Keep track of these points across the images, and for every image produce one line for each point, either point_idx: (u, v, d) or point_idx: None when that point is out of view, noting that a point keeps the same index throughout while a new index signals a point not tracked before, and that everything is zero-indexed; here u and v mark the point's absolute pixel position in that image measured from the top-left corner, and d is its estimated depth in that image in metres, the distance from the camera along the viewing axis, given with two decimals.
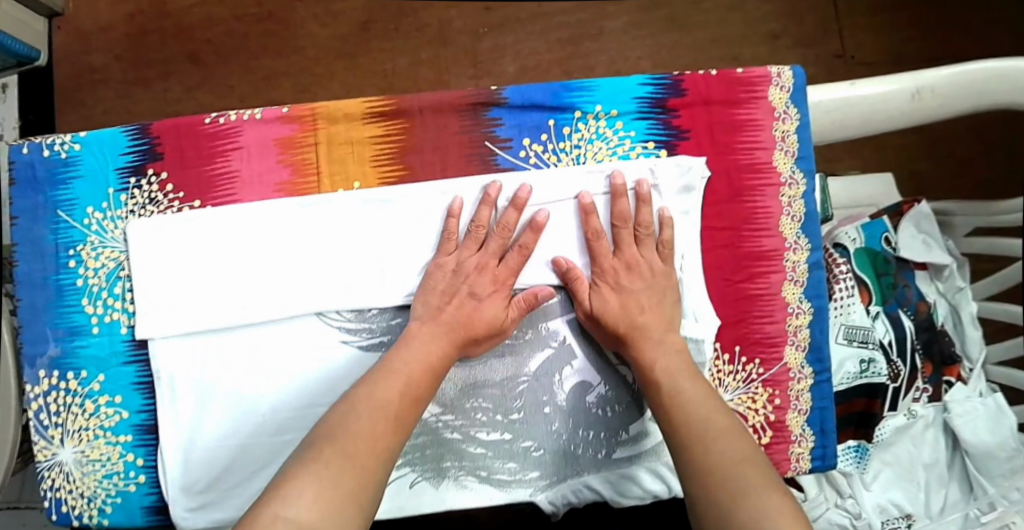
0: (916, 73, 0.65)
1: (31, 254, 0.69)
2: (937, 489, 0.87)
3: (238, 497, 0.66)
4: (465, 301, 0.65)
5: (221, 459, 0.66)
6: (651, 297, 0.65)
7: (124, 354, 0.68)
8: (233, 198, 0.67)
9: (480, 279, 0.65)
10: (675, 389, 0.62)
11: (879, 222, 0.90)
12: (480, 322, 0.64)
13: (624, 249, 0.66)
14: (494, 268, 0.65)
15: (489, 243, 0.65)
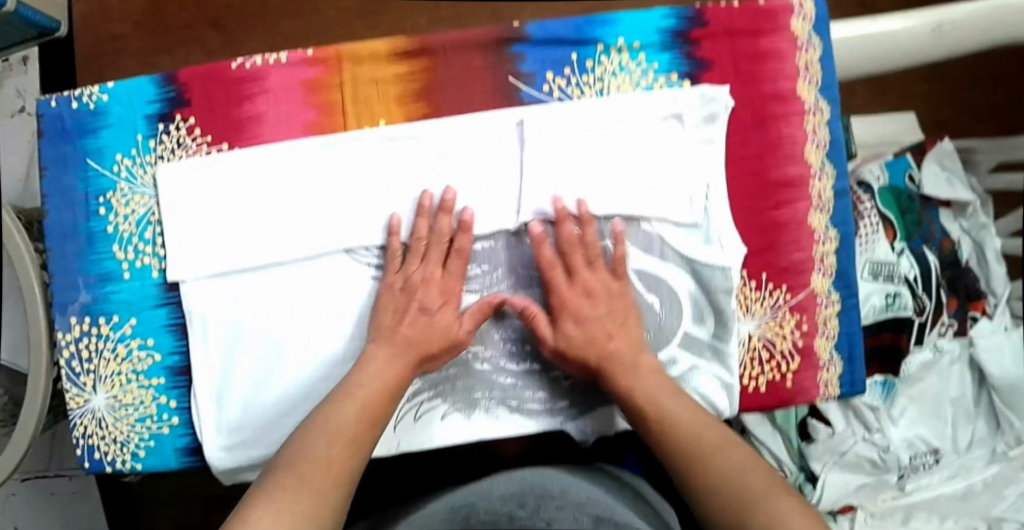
0: (935, 9, 0.66)
1: (61, 203, 0.70)
2: (965, 423, 0.89)
3: (275, 433, 0.68)
4: (418, 316, 0.66)
5: (258, 396, 0.68)
6: (620, 315, 0.66)
7: (154, 298, 0.69)
8: (260, 139, 0.67)
9: (429, 292, 0.66)
10: (651, 396, 0.64)
11: (902, 159, 0.90)
12: (434, 337, 0.65)
13: (595, 257, 0.66)
14: (442, 280, 0.66)
15: (432, 255, 0.66)
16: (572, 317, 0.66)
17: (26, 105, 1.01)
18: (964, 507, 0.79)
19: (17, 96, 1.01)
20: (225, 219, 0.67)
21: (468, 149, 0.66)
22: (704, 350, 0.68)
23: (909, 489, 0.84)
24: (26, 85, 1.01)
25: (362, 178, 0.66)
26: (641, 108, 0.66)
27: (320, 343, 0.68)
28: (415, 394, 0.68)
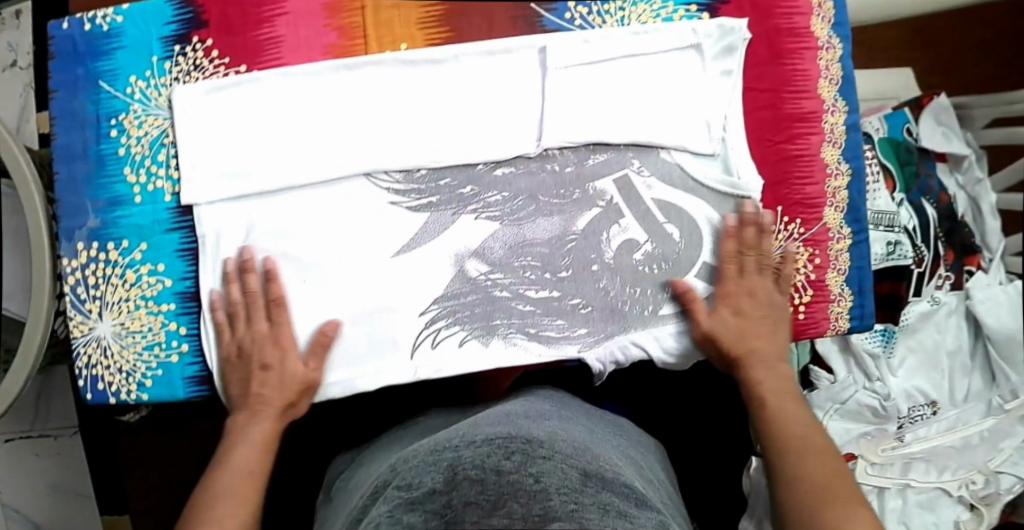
0: None
1: (72, 127, 0.68)
2: (961, 376, 0.92)
3: None
4: (262, 374, 0.65)
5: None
6: (766, 325, 0.67)
7: (167, 221, 0.67)
8: (279, 61, 0.67)
9: (264, 348, 0.65)
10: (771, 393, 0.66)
11: (901, 113, 0.92)
12: (288, 385, 0.64)
13: (748, 275, 0.67)
14: (271, 332, 0.65)
15: (255, 312, 0.65)
16: (729, 309, 0.67)
17: (20, 58, 0.95)
18: (958, 459, 0.84)
19: (11, 50, 0.95)
20: (242, 143, 0.66)
21: (490, 73, 0.66)
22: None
23: (907, 439, 0.87)
24: (20, 39, 0.95)
25: (384, 101, 0.66)
26: (660, 39, 0.67)
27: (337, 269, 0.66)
28: (431, 322, 0.67)
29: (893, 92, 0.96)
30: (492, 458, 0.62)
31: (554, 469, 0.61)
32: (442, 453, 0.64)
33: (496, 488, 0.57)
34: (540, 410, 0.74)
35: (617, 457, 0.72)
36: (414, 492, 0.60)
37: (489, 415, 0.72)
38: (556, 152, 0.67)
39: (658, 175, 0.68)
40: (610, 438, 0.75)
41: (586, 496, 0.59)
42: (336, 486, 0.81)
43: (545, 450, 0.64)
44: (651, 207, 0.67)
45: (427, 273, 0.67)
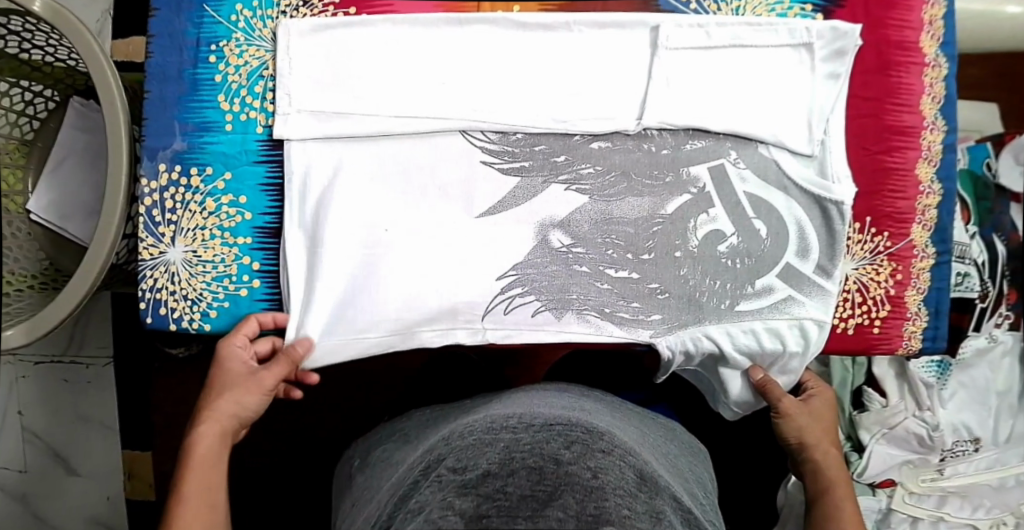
0: None
1: (169, 46, 0.67)
2: (1006, 418, 0.90)
3: (355, 311, 0.65)
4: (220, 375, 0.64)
5: (345, 269, 0.65)
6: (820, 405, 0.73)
7: (255, 153, 0.67)
8: (390, 7, 0.67)
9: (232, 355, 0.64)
10: (828, 483, 0.68)
11: (983, 147, 0.91)
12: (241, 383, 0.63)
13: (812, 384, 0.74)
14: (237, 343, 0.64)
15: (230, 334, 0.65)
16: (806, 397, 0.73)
17: None
18: (993, 497, 0.83)
19: None
20: (340, 85, 0.65)
21: (599, 45, 0.66)
22: (804, 284, 0.67)
23: (947, 472, 0.85)
24: None
25: (490, 59, 0.65)
26: (773, 33, 0.66)
27: (419, 223, 0.65)
28: (505, 288, 0.66)
29: (977, 125, 0.96)
30: (550, 446, 0.57)
31: (613, 466, 0.56)
32: (496, 434, 0.58)
33: (551, 479, 0.54)
34: (596, 407, 0.69)
35: (667, 464, 0.67)
36: (467, 475, 0.55)
37: (542, 400, 0.67)
38: (654, 132, 0.66)
39: (750, 170, 0.67)
40: (663, 447, 0.70)
41: (641, 503, 0.54)
42: (376, 453, 0.75)
43: (604, 443, 0.59)
44: (741, 201, 0.67)
45: (510, 239, 0.66)
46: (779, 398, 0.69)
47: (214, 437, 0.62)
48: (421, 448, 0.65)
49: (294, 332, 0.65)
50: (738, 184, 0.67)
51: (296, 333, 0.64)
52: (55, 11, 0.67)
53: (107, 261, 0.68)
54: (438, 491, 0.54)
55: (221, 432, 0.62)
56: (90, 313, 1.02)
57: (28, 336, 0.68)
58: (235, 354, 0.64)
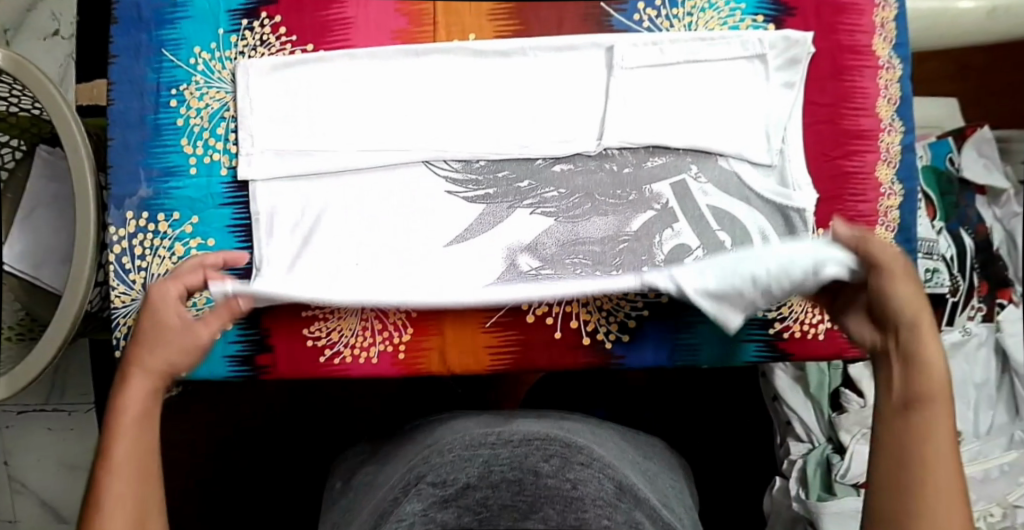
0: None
1: (129, 93, 0.67)
2: (985, 409, 0.90)
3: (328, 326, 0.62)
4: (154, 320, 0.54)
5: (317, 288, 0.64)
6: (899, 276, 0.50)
7: (221, 196, 0.67)
8: (346, 42, 0.66)
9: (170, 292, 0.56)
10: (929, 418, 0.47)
11: (945, 143, 0.93)
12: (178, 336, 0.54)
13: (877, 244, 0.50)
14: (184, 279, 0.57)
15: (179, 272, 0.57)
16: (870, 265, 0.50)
17: (61, 29, 1.04)
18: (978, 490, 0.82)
19: (53, 20, 1.04)
20: (300, 122, 0.66)
21: (556, 67, 0.66)
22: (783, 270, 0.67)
23: None
24: (62, 9, 1.04)
25: (447, 88, 0.66)
26: (726, 46, 0.67)
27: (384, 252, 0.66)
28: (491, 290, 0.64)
29: (937, 122, 0.98)
30: (529, 460, 0.57)
31: (592, 478, 0.56)
32: (475, 450, 0.59)
33: (530, 491, 0.53)
34: (573, 423, 0.70)
35: (642, 476, 0.67)
36: (447, 490, 0.55)
37: (519, 421, 0.67)
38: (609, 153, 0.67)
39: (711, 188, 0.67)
40: (639, 460, 0.70)
41: (620, 513, 0.54)
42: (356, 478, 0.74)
43: (583, 456, 0.59)
44: (703, 214, 0.67)
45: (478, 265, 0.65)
46: (889, 259, 0.50)
47: (145, 394, 0.52)
48: (403, 469, 0.65)
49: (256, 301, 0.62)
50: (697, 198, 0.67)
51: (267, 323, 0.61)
52: (15, 62, 0.68)
53: (81, 309, 0.69)
54: (421, 504, 0.54)
55: (151, 446, 0.51)
56: (69, 359, 1.03)
57: (9, 389, 0.70)
58: (169, 331, 0.54)
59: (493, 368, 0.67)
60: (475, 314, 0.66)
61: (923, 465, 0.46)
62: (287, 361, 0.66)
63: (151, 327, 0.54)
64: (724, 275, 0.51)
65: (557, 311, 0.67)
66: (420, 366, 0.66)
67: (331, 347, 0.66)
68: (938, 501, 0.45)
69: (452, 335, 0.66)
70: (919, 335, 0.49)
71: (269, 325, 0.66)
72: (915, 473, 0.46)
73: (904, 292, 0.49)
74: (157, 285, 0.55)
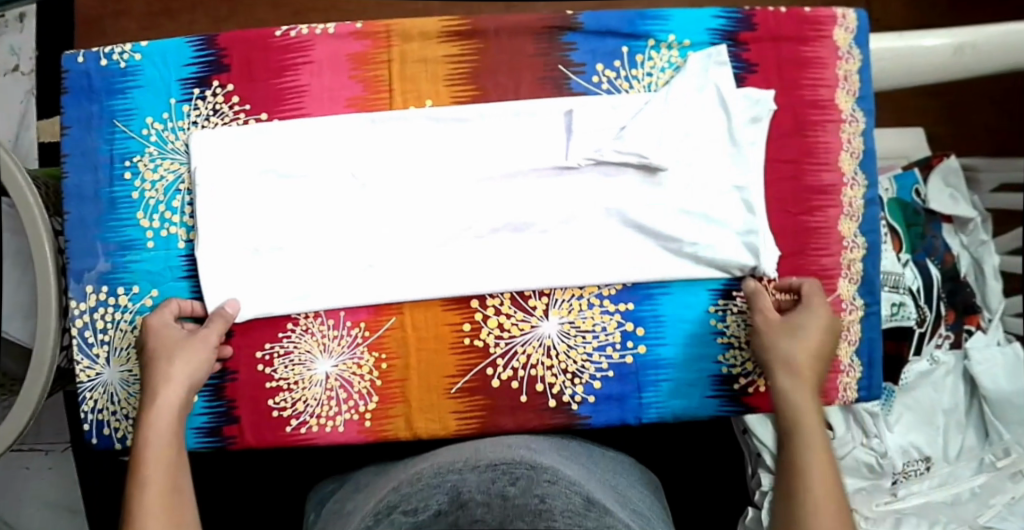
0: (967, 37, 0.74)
1: (84, 165, 0.66)
2: (955, 432, 0.91)
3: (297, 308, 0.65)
4: (155, 340, 0.63)
5: (274, 284, 0.65)
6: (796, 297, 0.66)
7: (180, 269, 0.66)
8: (301, 111, 0.66)
9: (162, 317, 0.64)
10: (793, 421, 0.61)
11: (911, 174, 0.95)
12: (174, 346, 0.62)
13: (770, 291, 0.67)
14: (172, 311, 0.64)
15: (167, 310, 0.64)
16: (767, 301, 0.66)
17: (21, 64, 1.00)
18: (949, 513, 0.83)
19: (11, 54, 1.00)
20: (258, 190, 0.65)
21: (516, 134, 0.66)
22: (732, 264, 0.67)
23: (901, 493, 0.86)
24: (22, 43, 1.01)
25: (405, 158, 0.66)
26: (687, 107, 0.66)
27: (350, 322, 0.66)
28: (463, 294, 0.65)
29: (905, 151, 0.99)
30: (495, 485, 0.56)
31: (559, 493, 0.55)
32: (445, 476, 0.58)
33: (500, 511, 0.52)
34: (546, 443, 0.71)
35: (613, 492, 0.70)
36: (419, 516, 0.54)
37: (485, 445, 0.65)
38: (570, 196, 0.66)
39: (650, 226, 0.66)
40: (610, 477, 0.72)
41: (590, 520, 0.53)
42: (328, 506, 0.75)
43: (549, 474, 0.59)
44: (659, 239, 0.67)
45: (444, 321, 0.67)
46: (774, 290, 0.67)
47: (176, 408, 0.61)
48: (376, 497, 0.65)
49: (218, 300, 0.65)
50: (638, 228, 0.67)
51: (224, 295, 0.65)
52: None
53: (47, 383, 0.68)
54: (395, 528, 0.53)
55: (172, 483, 0.58)
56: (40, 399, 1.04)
57: None
58: (169, 407, 0.60)
59: (459, 432, 0.67)
60: (441, 382, 0.67)
61: (790, 399, 0.62)
62: (254, 431, 0.66)
63: (158, 338, 0.63)
64: (648, 134, 0.65)
65: (523, 374, 0.67)
66: (387, 432, 0.67)
67: (297, 417, 0.66)
68: (802, 420, 0.61)
69: (412, 315, 0.67)
70: (775, 334, 0.64)
71: (233, 347, 0.66)
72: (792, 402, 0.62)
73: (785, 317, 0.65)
74: (151, 317, 0.64)
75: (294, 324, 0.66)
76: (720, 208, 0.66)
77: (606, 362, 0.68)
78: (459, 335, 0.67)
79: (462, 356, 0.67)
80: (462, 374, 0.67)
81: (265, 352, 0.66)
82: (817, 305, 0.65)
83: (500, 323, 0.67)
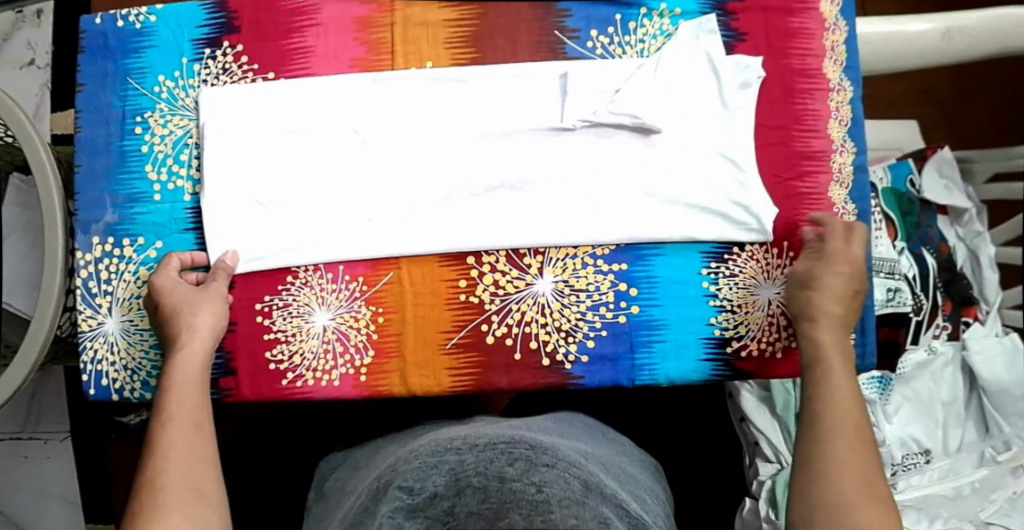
0: (947, 16, 0.76)
1: (96, 120, 0.69)
2: (954, 426, 0.90)
3: (295, 258, 0.67)
4: (164, 296, 0.63)
5: (273, 234, 0.67)
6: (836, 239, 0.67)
7: (185, 221, 0.68)
8: (307, 70, 0.68)
9: (168, 274, 0.65)
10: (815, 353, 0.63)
11: (906, 164, 0.96)
12: (182, 299, 0.63)
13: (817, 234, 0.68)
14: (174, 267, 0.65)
15: (171, 266, 0.65)
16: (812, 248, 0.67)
17: (37, 58, 1.04)
18: (951, 508, 0.81)
19: (28, 49, 1.04)
20: (262, 146, 0.67)
21: (513, 94, 0.68)
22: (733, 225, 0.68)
23: (901, 486, 0.83)
24: (37, 38, 1.04)
25: (406, 117, 0.68)
26: (678, 72, 0.68)
27: (348, 276, 0.67)
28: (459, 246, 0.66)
29: (900, 144, 1.01)
30: (493, 465, 0.51)
31: (557, 479, 0.50)
32: (441, 457, 0.53)
33: (496, 498, 0.47)
34: (543, 421, 0.68)
35: (616, 470, 0.66)
36: (416, 499, 0.49)
37: (486, 425, 0.61)
38: (564, 154, 0.68)
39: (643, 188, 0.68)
40: (611, 456, 0.70)
41: (588, 512, 0.47)
42: (328, 485, 0.72)
43: (548, 457, 0.54)
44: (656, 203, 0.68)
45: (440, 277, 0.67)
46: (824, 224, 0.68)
47: (200, 360, 0.62)
48: (370, 477, 0.61)
49: (218, 249, 0.66)
50: (633, 188, 0.68)
51: (222, 245, 0.66)
52: None
53: (44, 351, 0.68)
54: (386, 512, 0.49)
55: (194, 424, 0.59)
56: (36, 393, 1.04)
57: None
58: (194, 357, 0.62)
59: (454, 389, 0.67)
60: (435, 337, 0.67)
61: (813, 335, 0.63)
62: (250, 383, 0.66)
63: (174, 296, 0.63)
64: (640, 97, 0.67)
65: (517, 331, 0.67)
66: (381, 387, 0.67)
67: (293, 370, 0.66)
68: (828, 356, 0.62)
69: (409, 270, 0.67)
70: (803, 278, 0.66)
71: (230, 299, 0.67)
72: (825, 405, 0.60)
73: (807, 267, 0.66)
74: (156, 273, 0.65)
75: (293, 277, 0.67)
76: (708, 167, 0.68)
77: (600, 321, 0.68)
78: (455, 291, 0.67)
79: (457, 312, 0.67)
80: (458, 330, 0.67)
81: (264, 303, 0.67)
82: (840, 248, 0.66)
83: (494, 281, 0.67)
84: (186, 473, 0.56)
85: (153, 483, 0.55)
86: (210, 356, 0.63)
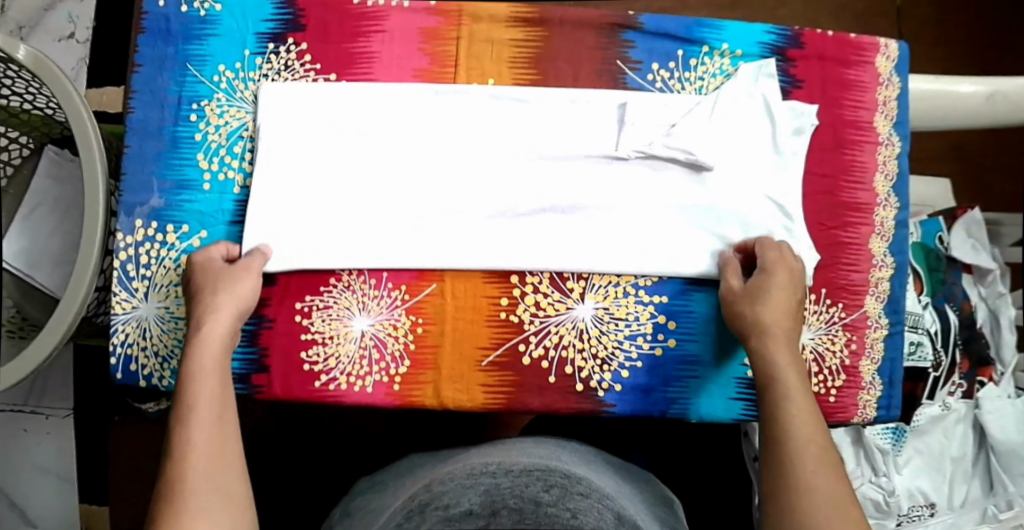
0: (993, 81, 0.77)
1: (150, 103, 0.68)
2: (960, 483, 0.90)
3: (341, 262, 0.67)
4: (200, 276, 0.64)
5: (319, 234, 0.67)
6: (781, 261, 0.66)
7: (231, 213, 0.68)
8: (369, 75, 0.69)
9: (207, 255, 0.65)
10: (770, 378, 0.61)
11: (936, 221, 0.98)
12: (212, 280, 0.63)
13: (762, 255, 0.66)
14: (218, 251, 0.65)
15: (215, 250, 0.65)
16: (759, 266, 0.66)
17: (76, 32, 1.03)
18: None
19: (69, 22, 1.02)
20: (316, 145, 0.68)
21: (571, 119, 0.69)
22: None
23: None
24: (80, 12, 1.03)
25: (463, 131, 0.68)
26: (733, 111, 0.69)
27: (391, 283, 0.68)
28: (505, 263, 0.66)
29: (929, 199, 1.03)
30: (530, 489, 0.51)
31: (592, 507, 0.51)
32: (476, 479, 0.53)
33: (531, 519, 0.46)
34: (568, 451, 0.68)
35: (640, 507, 0.66)
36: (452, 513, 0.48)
37: (517, 450, 0.62)
38: (615, 183, 0.69)
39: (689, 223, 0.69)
40: (631, 488, 0.70)
41: None
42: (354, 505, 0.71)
43: (582, 487, 0.54)
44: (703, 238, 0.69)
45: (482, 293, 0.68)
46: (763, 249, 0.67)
47: (222, 349, 0.61)
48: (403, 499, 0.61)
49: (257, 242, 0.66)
50: (679, 221, 0.69)
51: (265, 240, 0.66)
52: (39, 61, 0.67)
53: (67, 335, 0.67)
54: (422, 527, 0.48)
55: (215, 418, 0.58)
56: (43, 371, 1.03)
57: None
58: (213, 340, 0.61)
59: (486, 406, 0.67)
60: (472, 353, 0.67)
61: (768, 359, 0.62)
62: (282, 381, 0.66)
63: (207, 273, 0.63)
64: (694, 133, 0.68)
65: (553, 354, 0.68)
66: (414, 397, 0.67)
67: (327, 372, 0.66)
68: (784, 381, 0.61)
69: (452, 284, 0.68)
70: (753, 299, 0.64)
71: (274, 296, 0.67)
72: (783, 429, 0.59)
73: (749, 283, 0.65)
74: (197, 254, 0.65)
75: (337, 280, 0.67)
76: (753, 208, 0.69)
77: (636, 351, 0.68)
78: (496, 309, 0.68)
79: (495, 330, 0.68)
80: (494, 347, 0.67)
81: (304, 303, 0.67)
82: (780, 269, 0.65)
83: (535, 302, 0.68)
84: (207, 473, 0.56)
85: (178, 479, 0.55)
86: (231, 338, 0.62)
